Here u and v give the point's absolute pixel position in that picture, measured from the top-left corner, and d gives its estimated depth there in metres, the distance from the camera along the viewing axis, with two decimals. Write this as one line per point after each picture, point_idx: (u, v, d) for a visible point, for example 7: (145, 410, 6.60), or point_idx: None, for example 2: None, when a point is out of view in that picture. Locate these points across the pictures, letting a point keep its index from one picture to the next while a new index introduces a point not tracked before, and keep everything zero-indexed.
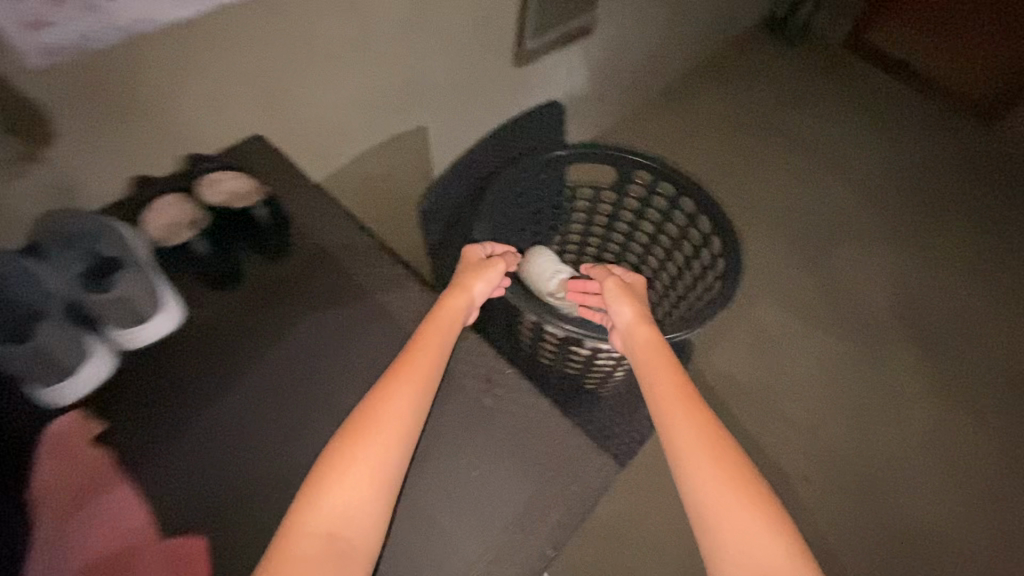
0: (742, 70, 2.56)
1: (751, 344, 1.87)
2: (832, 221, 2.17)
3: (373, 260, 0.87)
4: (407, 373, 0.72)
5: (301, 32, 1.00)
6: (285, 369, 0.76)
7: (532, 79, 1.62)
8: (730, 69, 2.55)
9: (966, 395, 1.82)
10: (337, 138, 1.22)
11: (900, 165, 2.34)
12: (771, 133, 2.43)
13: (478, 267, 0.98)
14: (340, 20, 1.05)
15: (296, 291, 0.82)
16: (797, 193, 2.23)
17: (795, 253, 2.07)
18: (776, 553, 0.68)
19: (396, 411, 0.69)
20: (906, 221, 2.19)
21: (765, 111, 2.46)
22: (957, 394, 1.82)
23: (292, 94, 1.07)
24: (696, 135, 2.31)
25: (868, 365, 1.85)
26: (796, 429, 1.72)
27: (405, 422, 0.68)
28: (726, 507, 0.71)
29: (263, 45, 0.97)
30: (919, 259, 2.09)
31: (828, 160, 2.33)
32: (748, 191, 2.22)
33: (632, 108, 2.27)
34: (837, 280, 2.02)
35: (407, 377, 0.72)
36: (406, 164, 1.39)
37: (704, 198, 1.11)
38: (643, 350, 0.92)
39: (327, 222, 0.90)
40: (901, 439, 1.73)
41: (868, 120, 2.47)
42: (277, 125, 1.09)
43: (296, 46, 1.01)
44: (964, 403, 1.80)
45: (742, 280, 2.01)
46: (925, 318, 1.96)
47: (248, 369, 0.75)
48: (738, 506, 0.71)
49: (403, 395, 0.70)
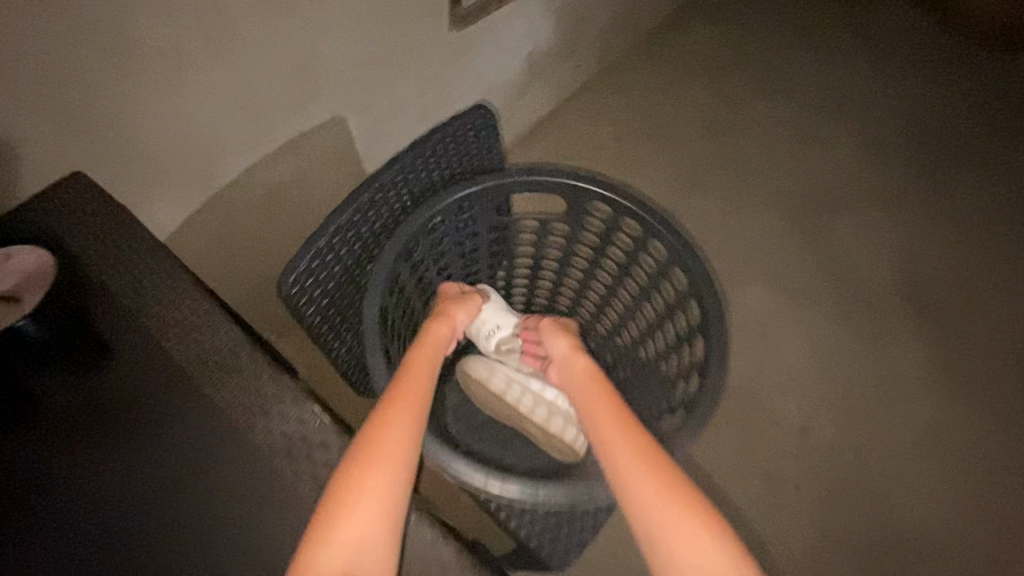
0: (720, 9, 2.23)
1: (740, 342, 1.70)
2: (837, 187, 1.93)
3: (219, 367, 0.66)
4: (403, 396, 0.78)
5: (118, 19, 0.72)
6: (94, 537, 0.57)
7: (471, 46, 1.36)
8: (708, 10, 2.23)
9: (972, 378, 1.67)
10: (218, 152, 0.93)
11: (919, 113, 2.05)
12: (769, 81, 2.12)
13: (457, 297, 0.97)
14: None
15: (109, 423, 0.62)
16: (797, 154, 1.97)
17: (789, 228, 1.85)
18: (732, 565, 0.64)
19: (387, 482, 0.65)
20: (920, 177, 1.95)
21: (760, 55, 2.16)
22: (963, 378, 1.67)
23: (132, 109, 0.79)
24: (683, 92, 2.04)
25: (863, 352, 1.70)
26: (785, 434, 1.59)
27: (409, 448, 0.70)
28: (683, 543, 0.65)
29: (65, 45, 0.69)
30: (935, 225, 1.87)
31: (835, 111, 2.06)
32: (742, 155, 1.96)
33: (604, 66, 2.02)
34: (836, 258, 1.82)
35: (387, 450, 0.69)
36: (316, 168, 1.13)
37: (681, 252, 0.91)
38: (578, 381, 0.89)
39: (159, 313, 0.68)
40: (898, 434, 1.60)
41: (880, 62, 2.16)
42: (119, 151, 0.81)
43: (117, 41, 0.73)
44: (969, 388, 1.66)
45: (732, 266, 1.79)
46: (935, 294, 1.77)
47: (40, 542, 0.56)
48: (681, 516, 0.67)
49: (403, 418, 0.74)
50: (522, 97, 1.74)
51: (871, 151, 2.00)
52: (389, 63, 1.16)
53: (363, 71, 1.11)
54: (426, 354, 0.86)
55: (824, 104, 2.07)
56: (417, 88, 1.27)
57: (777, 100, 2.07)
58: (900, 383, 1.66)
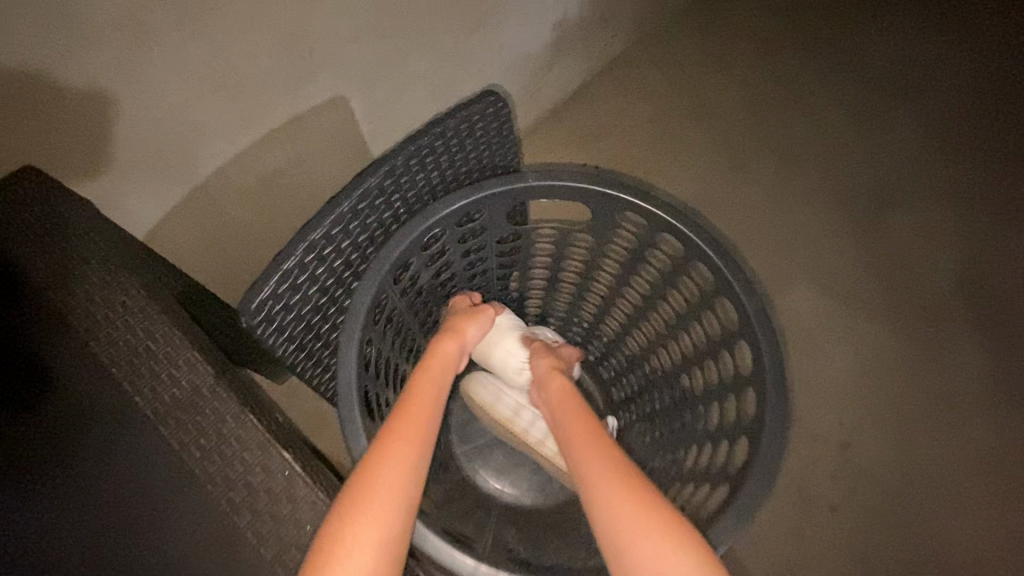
0: None
1: None
2: (897, 175, 1.73)
3: (179, 403, 0.57)
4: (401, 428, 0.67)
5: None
6: None
7: (491, 16, 1.21)
8: None
9: None
10: (201, 138, 0.83)
11: (996, 92, 1.82)
12: (824, 53, 1.90)
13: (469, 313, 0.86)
14: None
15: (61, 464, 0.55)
16: (854, 137, 1.77)
17: (840, 221, 1.67)
18: None
19: (383, 522, 0.58)
20: (995, 166, 1.73)
21: (816, 25, 1.94)
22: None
23: (94, 91, 0.70)
24: (727, 66, 1.84)
25: (918, 362, 1.53)
26: (825, 450, 1.46)
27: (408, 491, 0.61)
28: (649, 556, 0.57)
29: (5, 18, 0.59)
30: (1010, 221, 1.67)
31: (899, 89, 1.84)
32: (793, 139, 1.76)
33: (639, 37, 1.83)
34: (892, 256, 1.64)
35: (386, 490, 0.60)
36: (316, 154, 1.02)
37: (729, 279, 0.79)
38: (561, 408, 0.78)
39: (113, 336, 0.59)
40: (951, 452, 1.45)
41: (953, 33, 1.92)
42: (84, 138, 0.73)
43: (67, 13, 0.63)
44: None
45: (774, 263, 1.62)
46: (1004, 299, 1.59)
47: None
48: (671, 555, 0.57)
49: (402, 456, 0.64)
50: (548, 72, 1.58)
51: (943, 136, 1.77)
52: (400, 35, 1.03)
53: (369, 43, 0.98)
54: (431, 375, 0.75)
55: (890, 80, 1.84)
56: (433, 65, 1.14)
57: (838, 76, 1.85)
58: (957, 396, 1.50)
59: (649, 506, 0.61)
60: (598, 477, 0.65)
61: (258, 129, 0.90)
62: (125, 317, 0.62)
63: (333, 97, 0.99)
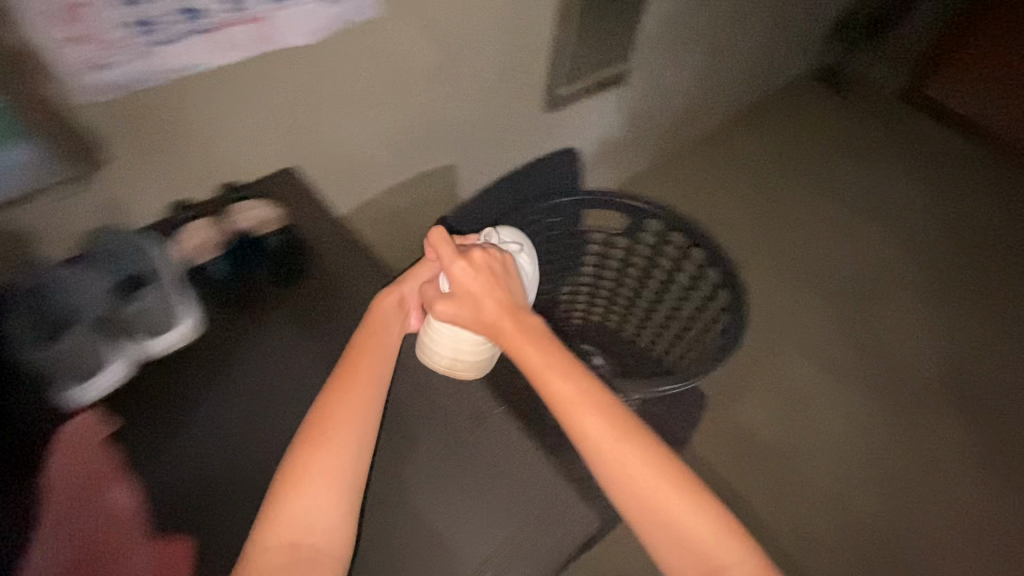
0: (774, 119, 2.55)
1: (780, 405, 1.78)
2: (875, 280, 2.09)
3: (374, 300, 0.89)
4: (324, 417, 0.71)
5: (344, 73, 1.02)
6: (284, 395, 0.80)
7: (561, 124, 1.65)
8: (763, 120, 2.55)
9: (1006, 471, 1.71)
10: (373, 172, 1.23)
11: (954, 228, 2.25)
12: (815, 182, 2.37)
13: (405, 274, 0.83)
14: (385, 65, 1.08)
15: (300, 326, 0.87)
16: (839, 247, 2.17)
17: (830, 309, 2.00)
18: (709, 536, 0.68)
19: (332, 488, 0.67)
20: (955, 282, 2.10)
21: (808, 161, 2.44)
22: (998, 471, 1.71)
23: (331, 132, 1.08)
24: (733, 184, 2.32)
25: (901, 432, 1.76)
26: (819, 500, 1.64)
27: (347, 459, 0.69)
28: (669, 511, 0.68)
29: (310, 84, 0.99)
30: (970, 326, 1.99)
31: (876, 215, 2.27)
32: (787, 243, 2.17)
33: (667, 155, 2.32)
34: (875, 342, 1.93)
35: (307, 486, 0.66)
36: (431, 194, 1.44)
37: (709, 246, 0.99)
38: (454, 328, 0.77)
39: (336, 260, 0.93)
40: (932, 514, 1.63)
41: (918, 177, 2.39)
42: (316, 159, 1.10)
43: (339, 87, 1.03)
44: (1004, 481, 1.69)
45: (773, 335, 1.92)
46: (970, 388, 1.85)
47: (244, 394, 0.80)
48: (666, 494, 0.69)
49: (344, 408, 0.71)
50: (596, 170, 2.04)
51: (909, 253, 2.16)
52: (501, 121, 1.46)
53: (480, 124, 1.42)
54: (377, 335, 0.78)
55: (866, 208, 2.29)
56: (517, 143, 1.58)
57: (822, 200, 2.31)
58: (934, 464, 1.71)
59: (656, 467, 0.69)
60: (594, 426, 0.70)
61: (403, 171, 1.31)
62: (340, 250, 0.95)
63: (451, 155, 1.41)
